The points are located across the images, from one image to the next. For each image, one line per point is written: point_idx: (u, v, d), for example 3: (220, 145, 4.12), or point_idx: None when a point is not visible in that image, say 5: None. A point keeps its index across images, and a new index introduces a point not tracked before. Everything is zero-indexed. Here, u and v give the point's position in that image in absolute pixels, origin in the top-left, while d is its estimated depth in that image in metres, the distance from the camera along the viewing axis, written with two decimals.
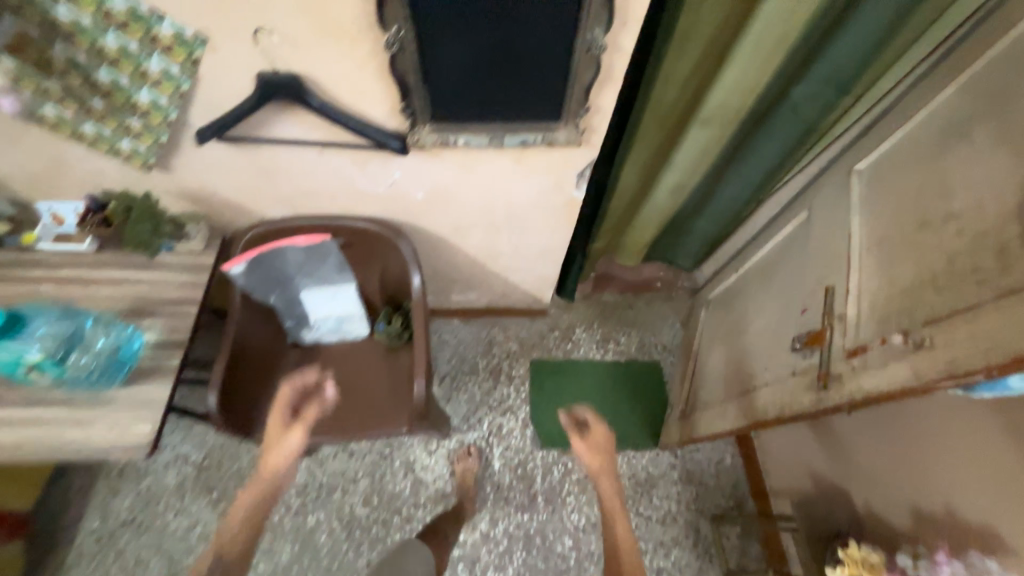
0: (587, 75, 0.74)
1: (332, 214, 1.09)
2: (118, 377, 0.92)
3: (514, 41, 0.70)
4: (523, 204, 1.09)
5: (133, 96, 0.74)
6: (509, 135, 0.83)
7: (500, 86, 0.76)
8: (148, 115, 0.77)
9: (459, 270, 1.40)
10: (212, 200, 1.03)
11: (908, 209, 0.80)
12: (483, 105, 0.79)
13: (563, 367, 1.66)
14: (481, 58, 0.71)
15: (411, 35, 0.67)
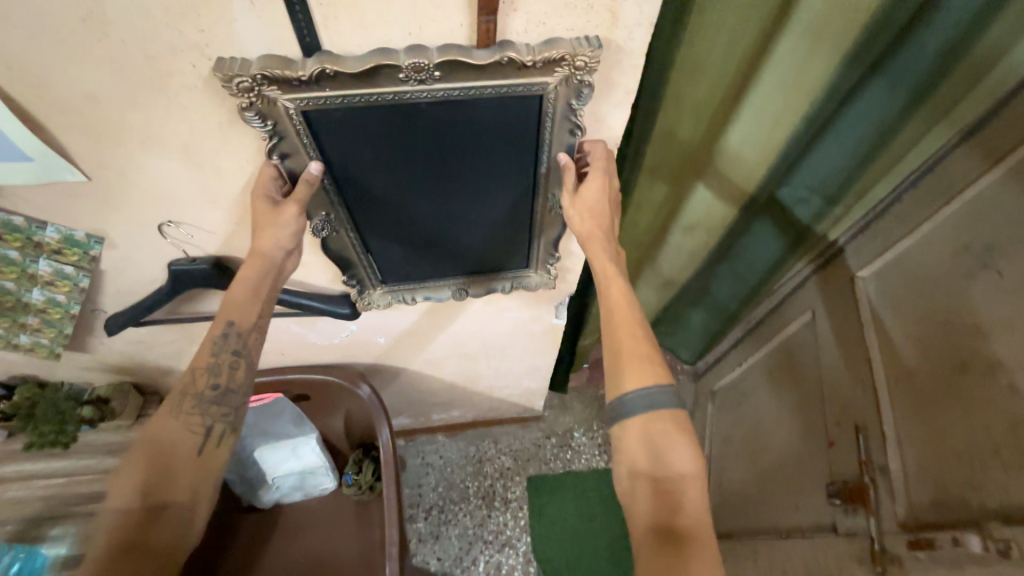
0: (554, 229, 0.67)
1: (284, 367, 0.97)
2: None
3: (464, 204, 0.62)
4: (500, 336, 0.98)
5: (24, 297, 0.63)
6: (472, 288, 0.74)
7: (454, 245, 0.67)
8: (45, 311, 0.66)
9: (438, 394, 1.26)
10: (141, 367, 0.89)
11: (930, 339, 0.70)
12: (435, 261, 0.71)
13: (565, 482, 1.48)
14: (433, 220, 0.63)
15: (344, 217, 0.60)
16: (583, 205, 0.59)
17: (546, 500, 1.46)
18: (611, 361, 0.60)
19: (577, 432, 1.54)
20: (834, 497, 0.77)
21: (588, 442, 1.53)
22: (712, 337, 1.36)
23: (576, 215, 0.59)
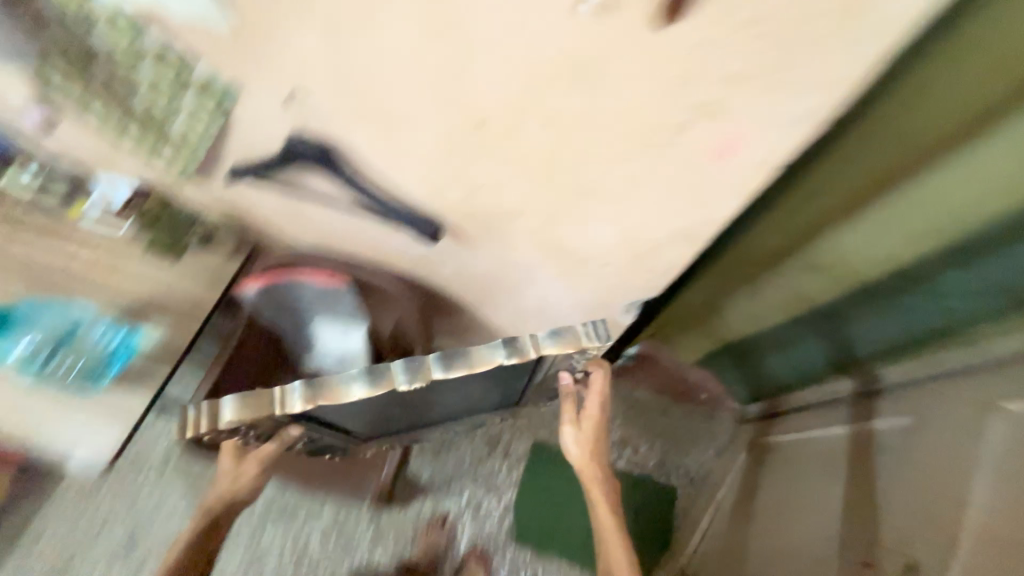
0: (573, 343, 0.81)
1: (359, 261, 1.02)
2: (106, 376, 0.93)
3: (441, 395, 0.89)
4: (560, 308, 0.94)
5: (164, 124, 0.68)
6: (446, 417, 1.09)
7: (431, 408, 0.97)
8: (178, 142, 0.71)
9: (481, 334, 1.28)
10: (241, 215, 0.96)
11: (914, 501, 0.88)
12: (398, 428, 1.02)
13: (568, 459, 1.51)
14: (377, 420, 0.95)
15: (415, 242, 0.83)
16: (582, 441, 1.08)
17: (546, 468, 1.50)
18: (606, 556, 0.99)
19: None
20: None
21: (605, 434, 1.54)
22: (796, 379, 1.24)
23: (580, 446, 1.08)
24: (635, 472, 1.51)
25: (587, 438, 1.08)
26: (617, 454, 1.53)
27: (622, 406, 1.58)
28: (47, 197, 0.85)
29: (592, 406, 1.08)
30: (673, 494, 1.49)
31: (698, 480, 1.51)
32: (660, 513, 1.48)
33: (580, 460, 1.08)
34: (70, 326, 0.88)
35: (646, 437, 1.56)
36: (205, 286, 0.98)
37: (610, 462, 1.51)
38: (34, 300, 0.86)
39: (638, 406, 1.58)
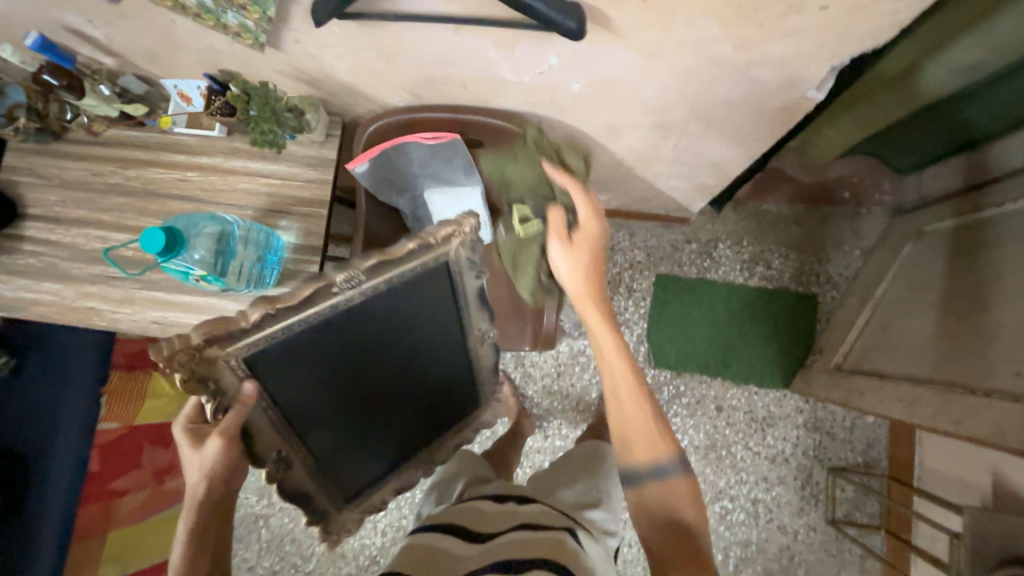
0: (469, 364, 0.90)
1: (461, 106, 0.90)
2: (270, 282, 0.92)
3: (377, 333, 0.73)
4: (709, 109, 0.78)
5: (222, 18, 0.73)
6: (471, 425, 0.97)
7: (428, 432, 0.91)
8: (239, 37, 0.76)
9: (597, 173, 1.13)
10: (333, 86, 0.89)
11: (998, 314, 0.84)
12: (377, 449, 0.85)
13: (696, 287, 1.47)
14: (419, 430, 0.90)
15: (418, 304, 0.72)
16: (576, 269, 0.79)
17: (675, 299, 1.47)
18: (620, 425, 0.74)
19: (721, 245, 1.47)
20: None
21: (731, 255, 1.46)
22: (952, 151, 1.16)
23: (567, 269, 0.80)
24: (770, 287, 1.44)
25: (582, 269, 0.80)
26: (747, 273, 1.46)
27: (749, 224, 1.47)
28: (136, 110, 0.96)
29: (585, 219, 0.81)
30: (816, 302, 1.42)
31: (847, 283, 1.41)
32: (803, 323, 1.41)
33: (578, 298, 0.79)
34: (229, 231, 0.88)
35: (779, 251, 1.45)
36: (317, 174, 0.96)
37: (741, 283, 1.46)
38: (189, 214, 0.90)
39: (769, 219, 1.47)
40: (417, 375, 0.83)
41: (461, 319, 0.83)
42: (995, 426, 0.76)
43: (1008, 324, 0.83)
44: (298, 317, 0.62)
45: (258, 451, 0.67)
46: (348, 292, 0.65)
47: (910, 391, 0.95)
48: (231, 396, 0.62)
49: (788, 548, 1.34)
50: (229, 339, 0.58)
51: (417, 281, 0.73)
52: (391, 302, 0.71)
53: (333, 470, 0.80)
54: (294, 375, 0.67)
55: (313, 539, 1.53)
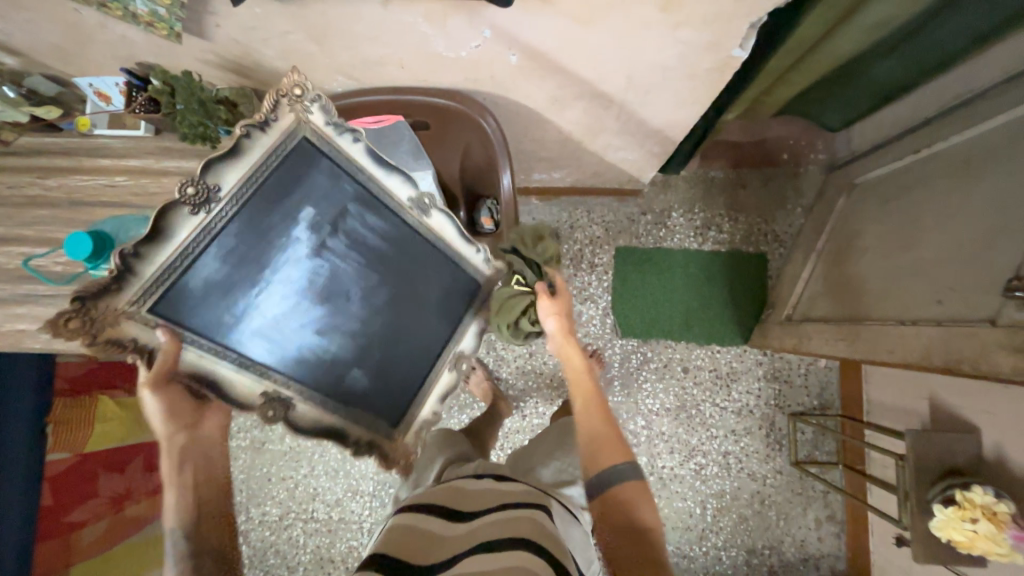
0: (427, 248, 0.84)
1: (400, 87, 0.88)
2: None
3: (300, 235, 0.70)
4: (645, 75, 0.81)
5: (131, 6, 0.69)
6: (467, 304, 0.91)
7: (416, 327, 0.85)
8: (152, 26, 0.72)
9: (548, 149, 1.14)
10: (264, 74, 0.86)
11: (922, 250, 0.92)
12: (382, 368, 0.82)
13: (654, 256, 1.51)
14: (419, 334, 0.86)
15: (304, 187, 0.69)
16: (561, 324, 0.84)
17: (636, 269, 1.51)
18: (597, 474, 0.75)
19: (674, 213, 1.52)
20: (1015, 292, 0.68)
21: (685, 222, 1.52)
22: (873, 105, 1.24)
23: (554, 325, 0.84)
24: (723, 249, 1.51)
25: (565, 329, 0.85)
26: (701, 238, 1.51)
27: (699, 191, 1.53)
28: (47, 113, 0.90)
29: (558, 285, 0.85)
30: (766, 260, 1.50)
31: (792, 239, 1.49)
32: (757, 280, 1.49)
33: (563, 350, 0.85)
34: None
35: (729, 215, 1.51)
36: None
37: (696, 248, 1.51)
38: (118, 217, 0.82)
39: (717, 185, 1.53)
40: (377, 276, 0.79)
41: (386, 205, 0.78)
42: (923, 350, 0.83)
43: (929, 258, 0.91)
44: (173, 244, 0.60)
45: (234, 395, 0.69)
46: (215, 201, 0.63)
47: (851, 329, 1.02)
48: (152, 347, 0.61)
49: (759, 493, 1.42)
50: (114, 289, 0.58)
51: (297, 176, 0.68)
52: (289, 201, 0.68)
53: (344, 392, 0.79)
54: (221, 299, 0.65)
55: (297, 548, 1.50)
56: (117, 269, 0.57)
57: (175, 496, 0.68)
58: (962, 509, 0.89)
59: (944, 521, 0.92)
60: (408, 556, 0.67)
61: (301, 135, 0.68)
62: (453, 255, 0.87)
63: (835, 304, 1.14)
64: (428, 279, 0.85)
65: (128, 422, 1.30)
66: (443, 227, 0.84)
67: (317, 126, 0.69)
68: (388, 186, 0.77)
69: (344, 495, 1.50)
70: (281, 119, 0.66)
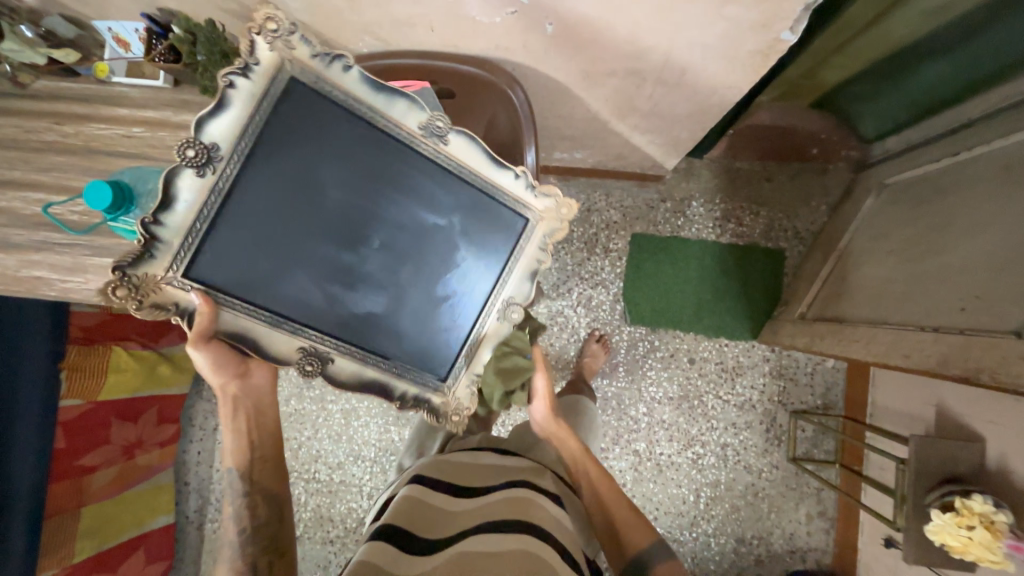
0: (460, 181, 0.69)
1: (427, 51, 0.84)
2: None
3: (308, 180, 0.62)
4: (684, 54, 0.77)
5: None
6: (521, 242, 0.74)
7: (454, 271, 0.72)
8: None
9: (572, 127, 1.11)
10: None
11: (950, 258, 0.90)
12: (424, 326, 0.72)
13: (670, 245, 1.49)
14: (459, 284, 0.73)
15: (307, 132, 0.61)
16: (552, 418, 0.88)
17: (651, 257, 1.49)
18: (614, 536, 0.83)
19: (694, 202, 1.49)
20: None
21: (704, 212, 1.49)
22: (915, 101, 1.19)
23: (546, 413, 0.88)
24: (740, 242, 1.48)
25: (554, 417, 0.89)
26: (719, 230, 1.48)
27: (721, 181, 1.49)
28: (67, 56, 0.88)
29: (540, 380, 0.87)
30: (783, 256, 1.47)
31: (812, 238, 1.46)
32: (772, 276, 1.47)
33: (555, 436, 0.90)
34: None
35: (750, 208, 1.48)
36: None
37: (714, 239, 1.49)
38: (137, 169, 0.81)
39: (741, 176, 1.49)
40: (397, 219, 0.67)
41: (394, 136, 0.65)
42: (941, 357, 0.82)
43: (955, 265, 0.89)
44: (185, 211, 0.58)
45: (271, 352, 0.64)
46: (218, 159, 0.58)
47: (866, 332, 1.01)
48: (192, 310, 0.60)
49: (753, 486, 1.44)
50: (148, 257, 0.58)
51: (288, 119, 0.60)
52: (285, 145, 0.60)
53: (391, 353, 0.70)
54: (237, 259, 0.61)
55: (299, 505, 1.54)
56: (143, 240, 0.57)
57: (229, 433, 0.78)
58: (960, 516, 0.90)
59: (939, 525, 0.93)
60: (417, 524, 0.69)
61: (289, 77, 0.59)
62: (488, 188, 0.71)
63: (852, 305, 1.12)
64: (463, 214, 0.70)
65: (144, 375, 1.32)
66: (467, 152, 0.68)
67: (303, 61, 0.59)
68: (392, 113, 0.64)
69: (346, 459, 1.53)
70: (262, 62, 0.57)
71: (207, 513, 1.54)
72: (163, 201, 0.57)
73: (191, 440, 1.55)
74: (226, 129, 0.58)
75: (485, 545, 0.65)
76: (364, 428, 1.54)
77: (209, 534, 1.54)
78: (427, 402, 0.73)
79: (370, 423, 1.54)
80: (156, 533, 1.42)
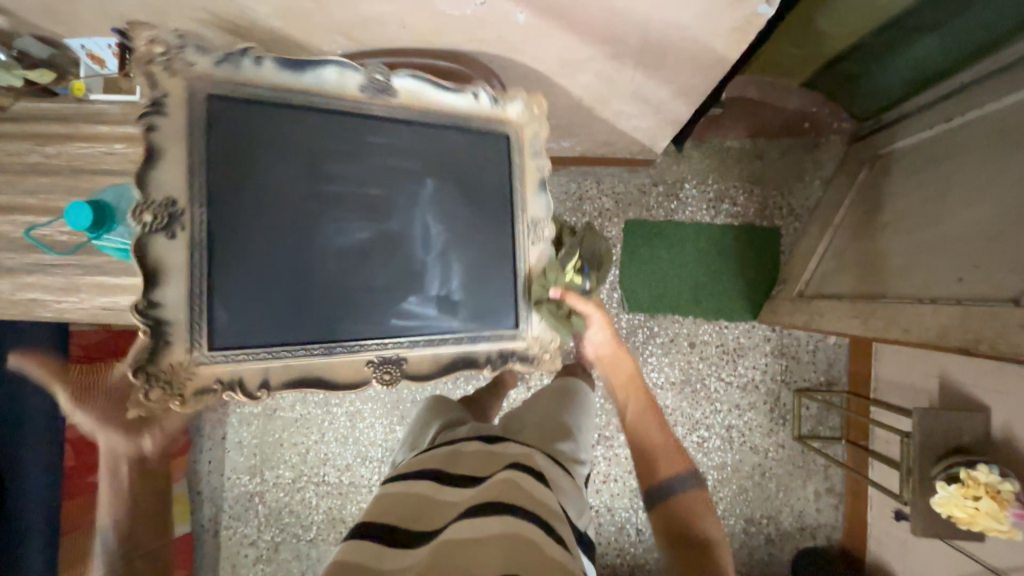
0: (427, 124, 0.72)
1: (400, 49, 0.83)
2: None
3: (280, 187, 0.66)
4: (661, 35, 0.76)
5: None
6: (519, 156, 0.78)
7: (467, 214, 0.76)
8: None
9: (556, 116, 1.09)
10: (259, 32, 0.82)
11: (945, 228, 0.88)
12: (467, 294, 0.76)
13: (664, 229, 1.48)
14: (473, 237, 0.76)
15: (247, 141, 0.63)
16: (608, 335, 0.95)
17: (646, 242, 1.47)
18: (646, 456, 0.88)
19: (686, 184, 1.47)
20: None
21: (697, 194, 1.47)
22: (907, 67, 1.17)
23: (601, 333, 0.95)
24: (735, 223, 1.46)
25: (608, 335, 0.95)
26: (714, 211, 1.47)
27: (714, 162, 1.47)
28: (41, 76, 0.89)
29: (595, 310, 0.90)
30: (780, 234, 1.45)
31: (808, 213, 1.44)
32: (770, 255, 1.45)
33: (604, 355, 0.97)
34: None
35: (744, 187, 1.46)
36: None
37: (708, 221, 1.47)
38: (118, 185, 0.81)
39: (733, 155, 1.47)
40: (385, 194, 0.71)
41: (341, 108, 0.67)
42: (940, 329, 0.81)
43: (952, 234, 0.88)
44: (179, 279, 0.61)
45: (335, 374, 0.70)
46: (179, 211, 0.60)
47: (865, 306, 1.00)
48: (238, 379, 0.64)
49: (760, 466, 1.44)
50: (161, 347, 0.60)
51: (220, 140, 0.62)
52: (239, 164, 0.63)
53: (458, 321, 0.75)
54: (252, 304, 0.65)
55: (310, 508, 1.56)
56: (150, 335, 0.59)
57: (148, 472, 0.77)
58: (965, 487, 0.89)
59: (946, 497, 0.92)
60: (404, 519, 0.70)
61: (205, 95, 0.61)
62: (461, 120, 0.74)
63: (850, 280, 1.11)
64: (449, 160, 0.74)
65: None
66: (418, 91, 0.70)
67: (211, 71, 0.61)
68: (329, 83, 0.66)
69: (353, 460, 1.55)
70: (169, 91, 0.59)
71: (222, 520, 1.57)
72: (147, 280, 0.58)
73: (201, 450, 1.57)
74: (165, 181, 0.59)
75: (476, 529, 0.65)
76: (369, 429, 1.55)
77: (225, 540, 1.57)
78: (512, 356, 0.79)
79: (375, 424, 1.55)
80: (175, 541, 1.44)
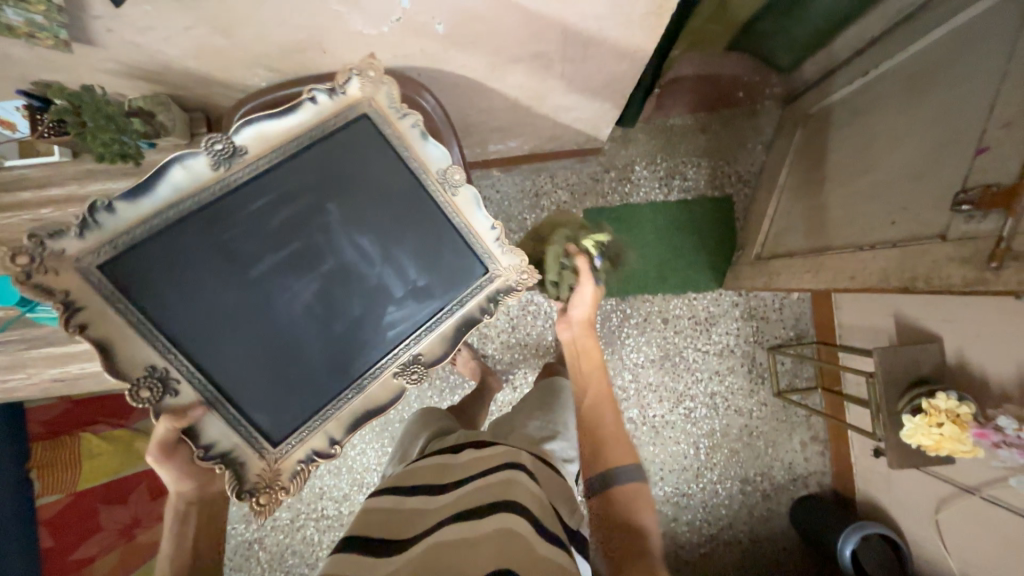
0: (289, 153, 0.68)
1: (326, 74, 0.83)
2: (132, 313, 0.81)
3: (219, 288, 0.66)
4: (581, 28, 0.77)
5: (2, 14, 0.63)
6: (402, 132, 0.73)
7: (391, 214, 0.74)
8: (37, 37, 0.67)
9: (497, 118, 1.10)
10: (176, 74, 0.80)
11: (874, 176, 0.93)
12: (438, 275, 0.76)
13: (622, 213, 1.50)
14: (410, 227, 0.74)
15: (162, 281, 0.63)
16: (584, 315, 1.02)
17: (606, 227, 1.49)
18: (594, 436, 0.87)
19: (637, 166, 1.50)
20: (961, 205, 0.71)
21: (648, 174, 1.50)
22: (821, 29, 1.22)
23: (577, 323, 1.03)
24: (689, 197, 1.50)
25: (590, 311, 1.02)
26: (666, 188, 1.50)
27: (660, 141, 1.50)
28: None
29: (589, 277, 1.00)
30: (732, 202, 1.50)
31: (756, 178, 1.49)
32: (726, 223, 1.50)
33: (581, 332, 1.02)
34: None
35: (691, 161, 1.50)
36: None
37: (663, 199, 1.50)
38: None
39: (677, 132, 1.51)
40: (311, 230, 0.70)
41: (213, 194, 0.65)
42: (881, 273, 0.85)
43: (880, 182, 0.93)
44: (210, 419, 0.65)
45: (381, 398, 0.74)
46: (161, 370, 0.63)
47: (815, 260, 1.04)
48: (312, 454, 0.70)
49: (747, 426, 1.49)
50: (238, 476, 0.66)
51: (143, 292, 0.62)
52: (174, 297, 0.64)
53: (450, 294, 0.77)
54: (277, 398, 0.69)
55: (313, 546, 1.53)
56: (227, 467, 0.65)
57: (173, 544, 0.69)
58: (928, 416, 0.95)
59: (913, 429, 0.97)
60: (392, 529, 0.69)
61: (99, 266, 0.60)
62: (319, 127, 0.69)
63: (799, 237, 1.15)
64: (334, 170, 0.71)
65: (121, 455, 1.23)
66: (259, 135, 0.67)
67: (87, 245, 0.60)
68: (179, 182, 0.63)
69: (350, 489, 1.52)
70: (71, 288, 0.59)
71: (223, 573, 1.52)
72: (189, 436, 0.64)
73: None
74: (136, 354, 0.62)
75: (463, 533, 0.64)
76: (362, 455, 1.53)
77: None
78: (499, 293, 0.79)
79: (367, 449, 1.53)
80: None
